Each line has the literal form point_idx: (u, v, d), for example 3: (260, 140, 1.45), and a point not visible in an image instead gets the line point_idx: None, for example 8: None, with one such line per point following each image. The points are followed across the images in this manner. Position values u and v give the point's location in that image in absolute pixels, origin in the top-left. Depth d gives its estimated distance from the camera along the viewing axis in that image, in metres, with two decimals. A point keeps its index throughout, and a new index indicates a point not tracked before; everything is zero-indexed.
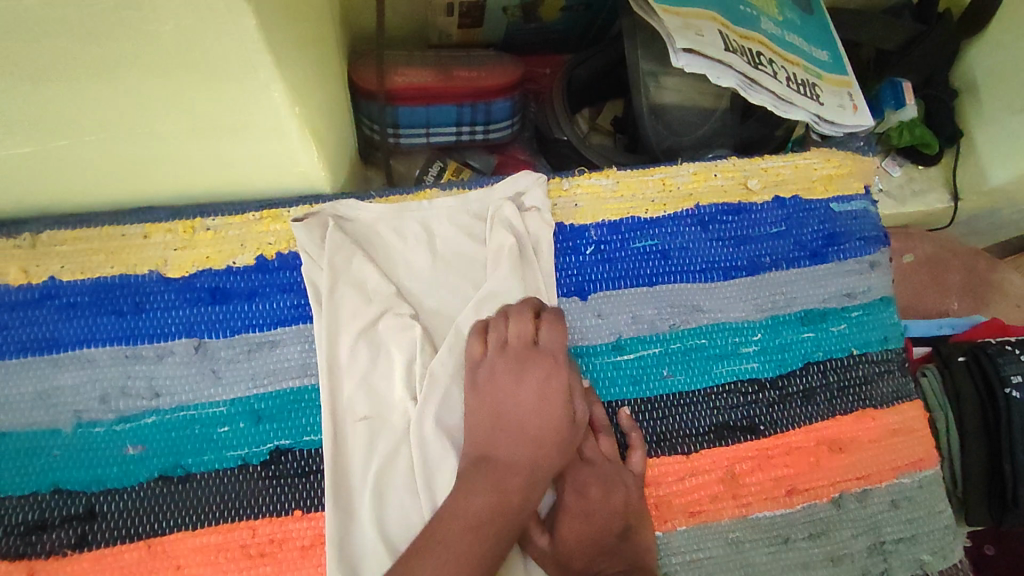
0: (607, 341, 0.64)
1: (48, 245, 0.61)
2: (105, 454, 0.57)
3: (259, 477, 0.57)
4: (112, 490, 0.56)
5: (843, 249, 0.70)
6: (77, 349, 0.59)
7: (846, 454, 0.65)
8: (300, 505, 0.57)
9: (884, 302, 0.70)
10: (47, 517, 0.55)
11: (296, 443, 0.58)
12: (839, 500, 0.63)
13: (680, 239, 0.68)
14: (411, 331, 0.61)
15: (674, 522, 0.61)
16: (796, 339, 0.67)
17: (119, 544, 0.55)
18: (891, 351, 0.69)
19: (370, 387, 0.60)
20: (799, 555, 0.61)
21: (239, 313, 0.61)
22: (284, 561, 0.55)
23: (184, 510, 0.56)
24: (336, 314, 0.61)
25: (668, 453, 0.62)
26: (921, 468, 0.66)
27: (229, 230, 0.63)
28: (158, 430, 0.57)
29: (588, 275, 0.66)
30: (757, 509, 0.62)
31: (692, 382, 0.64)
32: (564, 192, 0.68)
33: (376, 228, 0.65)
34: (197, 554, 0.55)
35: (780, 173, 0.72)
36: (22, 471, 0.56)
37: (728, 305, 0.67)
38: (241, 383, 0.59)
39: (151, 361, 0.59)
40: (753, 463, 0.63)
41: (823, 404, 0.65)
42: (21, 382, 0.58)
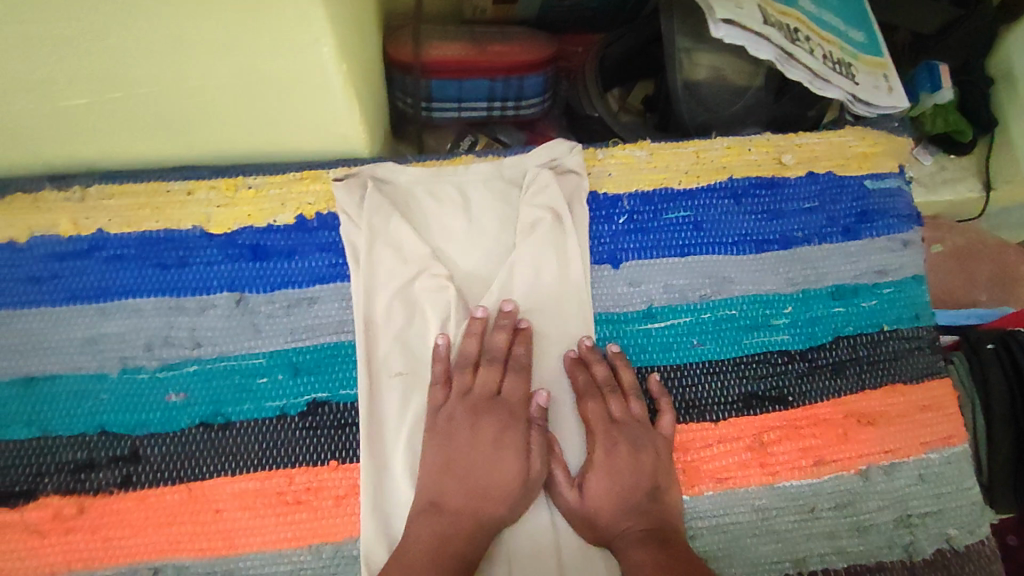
0: (639, 309, 0.64)
1: (97, 200, 0.63)
2: (149, 399, 0.58)
3: (296, 428, 0.58)
4: (155, 433, 0.57)
5: (876, 226, 0.69)
6: (121, 298, 0.61)
7: (875, 428, 0.63)
8: (335, 455, 0.57)
9: (917, 280, 0.68)
10: (94, 457, 0.57)
11: (333, 396, 0.59)
12: (866, 472, 0.61)
13: (713, 212, 0.67)
14: (446, 292, 0.62)
15: (702, 486, 0.60)
16: (826, 314, 0.65)
17: (162, 487, 0.56)
18: (923, 329, 0.67)
19: (404, 343, 0.61)
20: (824, 525, 0.60)
21: (278, 270, 0.62)
22: (320, 509, 0.56)
23: (224, 456, 0.57)
24: (373, 273, 0.62)
25: (697, 420, 0.61)
26: (949, 444, 0.63)
27: (271, 189, 0.64)
28: (198, 378, 0.59)
29: (621, 243, 0.66)
30: (785, 478, 0.60)
31: (723, 351, 0.63)
32: (599, 162, 0.68)
33: (413, 191, 0.66)
34: (236, 500, 0.56)
35: (814, 149, 0.71)
36: (70, 414, 0.58)
37: (759, 278, 0.66)
38: (280, 336, 0.60)
39: (193, 312, 0.61)
40: (782, 432, 0.61)
41: (853, 378, 0.64)
42: (71, 329, 0.60)
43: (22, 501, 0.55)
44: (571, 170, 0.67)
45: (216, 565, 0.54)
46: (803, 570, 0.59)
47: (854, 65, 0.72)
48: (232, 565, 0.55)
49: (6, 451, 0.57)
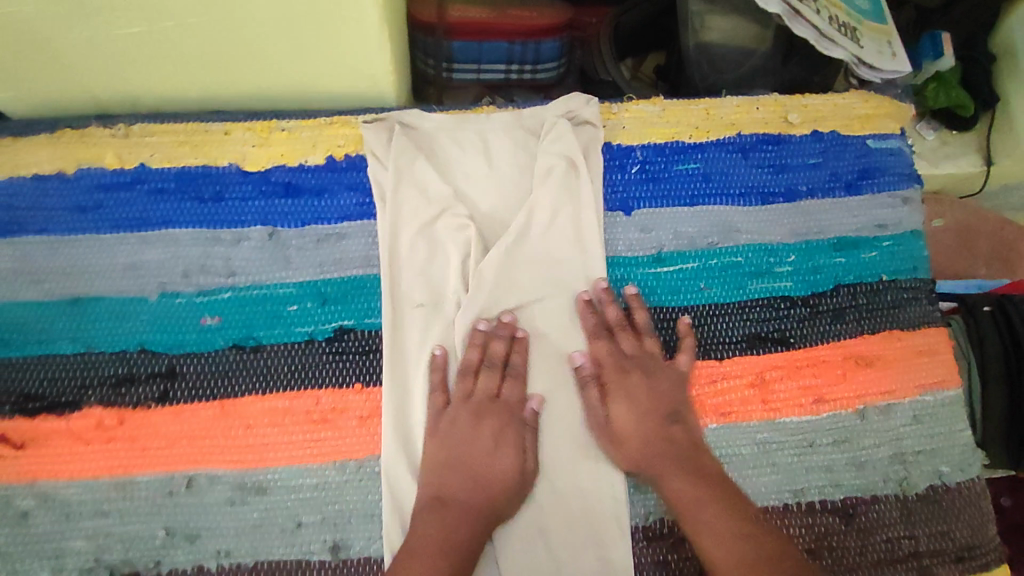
0: (649, 254, 0.65)
1: (140, 136, 0.67)
2: (187, 322, 0.61)
3: (323, 351, 0.60)
4: (191, 353, 0.60)
5: (878, 182, 0.70)
6: (161, 230, 0.64)
7: (873, 368, 0.63)
8: (360, 378, 0.60)
9: (916, 235, 0.69)
10: (135, 372, 0.59)
11: (359, 323, 0.61)
12: (863, 412, 0.61)
13: (720, 164, 0.69)
14: (467, 232, 0.63)
15: (705, 420, 0.60)
16: (827, 263, 0.66)
17: (197, 403, 0.59)
18: (920, 280, 0.67)
19: (426, 278, 0.63)
20: (822, 459, 0.60)
21: (310, 206, 0.65)
22: (343, 429, 0.58)
23: (255, 376, 0.59)
24: (399, 211, 0.64)
25: (702, 357, 0.62)
26: (944, 387, 0.63)
27: (303, 132, 0.68)
28: (233, 303, 0.61)
29: (633, 192, 0.67)
30: (785, 414, 0.61)
31: (726, 295, 0.64)
32: (614, 116, 0.70)
33: (437, 136, 0.68)
34: (266, 416, 0.58)
35: (819, 109, 0.72)
36: (114, 332, 0.61)
37: (764, 228, 0.67)
38: (310, 268, 0.63)
39: (228, 243, 0.63)
40: (782, 371, 0.62)
41: (852, 323, 0.64)
42: (114, 254, 0.63)
43: (68, 411, 0.58)
44: (587, 122, 0.69)
45: (247, 477, 0.57)
46: (801, 501, 0.59)
47: (858, 30, 0.74)
48: (261, 477, 0.57)
49: (52, 363, 0.60)
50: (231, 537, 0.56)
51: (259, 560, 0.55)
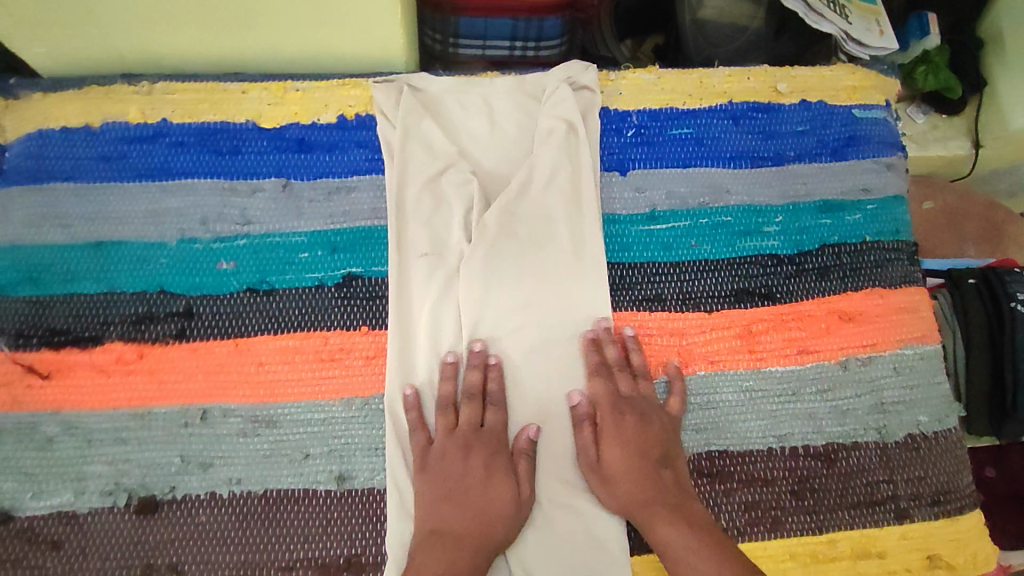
0: (643, 213, 0.68)
1: (162, 94, 0.71)
2: (204, 267, 0.64)
3: (333, 296, 0.63)
4: (208, 295, 0.63)
5: (863, 150, 0.73)
6: (181, 180, 0.67)
7: (855, 323, 0.66)
8: (366, 322, 0.63)
9: (900, 200, 0.71)
10: (153, 311, 0.63)
11: (366, 272, 0.65)
12: (844, 362, 0.65)
13: (712, 130, 0.72)
14: (471, 185, 0.68)
15: (694, 367, 0.64)
16: (814, 225, 0.69)
17: (213, 340, 0.62)
18: (903, 243, 0.70)
19: (429, 227, 0.66)
20: (806, 406, 0.63)
21: (321, 161, 0.69)
22: (350, 367, 0.62)
23: (268, 317, 0.63)
24: (405, 165, 0.68)
25: (690, 311, 0.65)
26: (923, 342, 0.66)
27: (316, 92, 0.71)
28: (247, 251, 0.65)
29: (629, 154, 0.71)
30: (770, 363, 0.64)
31: (717, 253, 0.68)
32: (611, 82, 0.74)
33: (443, 98, 0.73)
34: (278, 354, 0.62)
35: (808, 81, 0.76)
36: (134, 274, 0.64)
37: (754, 190, 0.70)
38: (320, 220, 0.66)
39: (245, 195, 0.67)
40: (769, 324, 0.65)
41: (837, 281, 0.67)
42: (136, 202, 0.66)
43: (92, 345, 0.61)
44: (585, 87, 0.73)
45: (257, 411, 0.60)
46: (784, 446, 0.62)
47: (847, 7, 0.80)
48: (273, 411, 0.60)
49: (77, 301, 0.63)
50: (242, 466, 0.59)
51: (268, 488, 0.58)
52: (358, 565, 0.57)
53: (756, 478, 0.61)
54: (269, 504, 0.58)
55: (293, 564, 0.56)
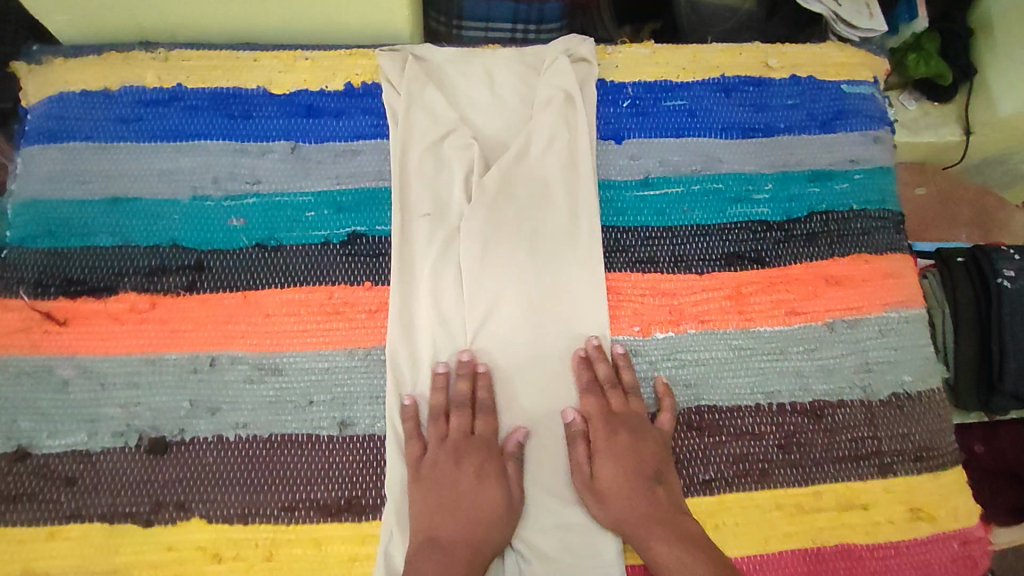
0: (636, 178, 0.70)
1: (177, 60, 0.72)
2: (217, 226, 0.67)
3: (338, 253, 0.66)
4: (218, 250, 0.66)
5: (851, 123, 0.74)
6: (194, 139, 0.69)
7: (841, 287, 0.68)
8: (371, 278, 0.66)
9: (885, 171, 0.73)
10: (166, 264, 0.65)
11: (371, 230, 0.67)
12: (831, 324, 0.67)
13: (705, 102, 0.74)
14: (471, 150, 0.70)
15: (686, 325, 0.66)
16: (802, 192, 0.71)
17: (221, 293, 0.65)
18: (888, 212, 0.71)
19: (433, 189, 0.69)
20: (790, 364, 0.66)
21: (329, 125, 0.70)
22: (354, 321, 0.64)
23: (275, 272, 0.65)
24: (409, 131, 0.70)
25: (682, 272, 0.67)
26: (909, 306, 0.68)
27: (326, 61, 0.73)
28: (259, 208, 0.67)
29: (623, 123, 0.72)
30: (759, 323, 0.66)
31: (708, 218, 0.69)
32: (607, 56, 0.75)
33: (445, 68, 0.74)
34: (283, 306, 0.64)
35: (799, 57, 0.77)
36: (149, 229, 0.67)
37: (745, 159, 0.72)
38: (326, 180, 0.69)
39: (255, 155, 0.69)
40: (758, 286, 0.67)
41: (823, 246, 0.69)
42: (150, 160, 0.69)
43: (105, 295, 0.64)
44: (583, 59, 0.74)
45: (264, 359, 0.63)
46: (772, 402, 0.65)
47: None
48: (278, 359, 0.63)
49: (93, 254, 0.65)
50: (248, 413, 0.62)
51: (272, 435, 0.61)
52: (358, 507, 0.60)
53: (744, 432, 0.64)
54: (271, 450, 0.61)
55: (298, 507, 0.59)
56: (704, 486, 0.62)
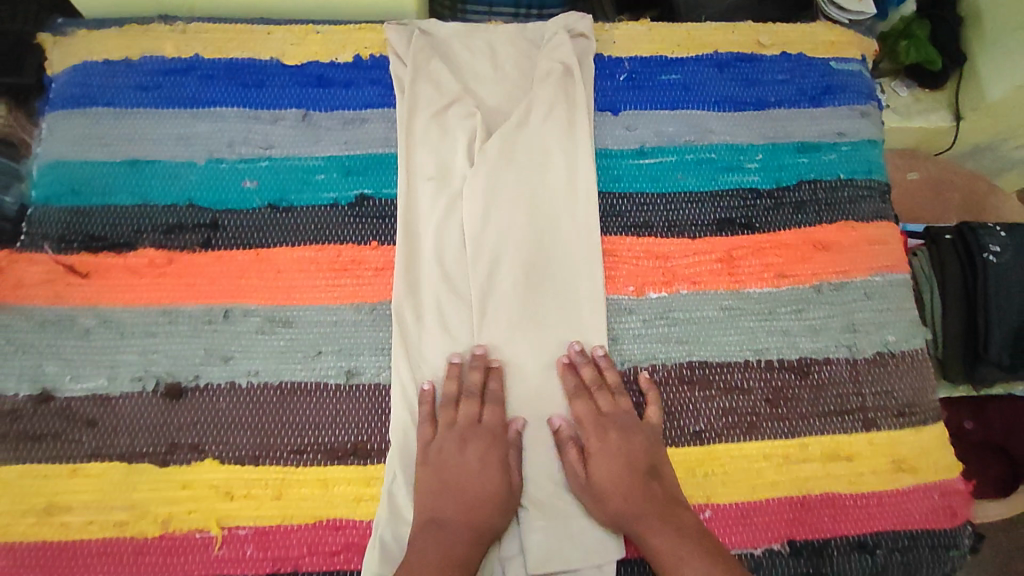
0: (632, 147, 0.71)
1: (195, 33, 0.74)
2: (229, 186, 0.68)
3: (345, 214, 0.67)
4: (232, 210, 0.67)
5: (839, 98, 0.75)
6: (207, 108, 0.70)
7: (828, 252, 0.68)
8: (378, 238, 0.66)
9: (873, 143, 0.74)
10: (183, 221, 0.66)
11: (377, 193, 0.68)
12: (818, 287, 0.67)
13: (698, 77, 0.74)
14: (475, 118, 0.70)
15: (677, 286, 0.66)
16: (793, 163, 0.71)
17: (236, 249, 0.66)
18: (875, 181, 0.72)
19: (436, 152, 0.69)
20: (778, 324, 0.66)
21: (338, 95, 0.72)
22: (362, 279, 0.65)
23: (289, 231, 0.66)
24: (415, 100, 0.71)
25: (674, 235, 0.68)
26: (892, 271, 0.68)
27: (336, 35, 0.74)
28: (269, 170, 0.68)
29: (620, 96, 0.73)
30: (751, 286, 0.67)
31: (699, 185, 0.70)
32: (606, 32, 0.76)
33: (449, 40, 0.75)
34: (295, 264, 0.65)
35: (789, 35, 0.77)
36: (166, 188, 0.68)
37: (734, 131, 0.72)
38: (336, 145, 0.70)
39: (267, 122, 0.70)
40: (747, 250, 0.68)
41: (812, 214, 0.69)
42: (167, 125, 0.70)
43: (127, 249, 0.65)
44: (582, 34, 0.75)
45: (277, 311, 0.64)
46: (761, 359, 0.65)
47: None
48: (287, 312, 0.64)
49: (113, 211, 0.66)
50: (260, 362, 0.62)
51: (284, 381, 0.62)
52: (364, 451, 0.60)
53: (734, 387, 0.64)
54: (285, 396, 0.61)
55: (308, 449, 0.60)
56: (695, 437, 0.62)
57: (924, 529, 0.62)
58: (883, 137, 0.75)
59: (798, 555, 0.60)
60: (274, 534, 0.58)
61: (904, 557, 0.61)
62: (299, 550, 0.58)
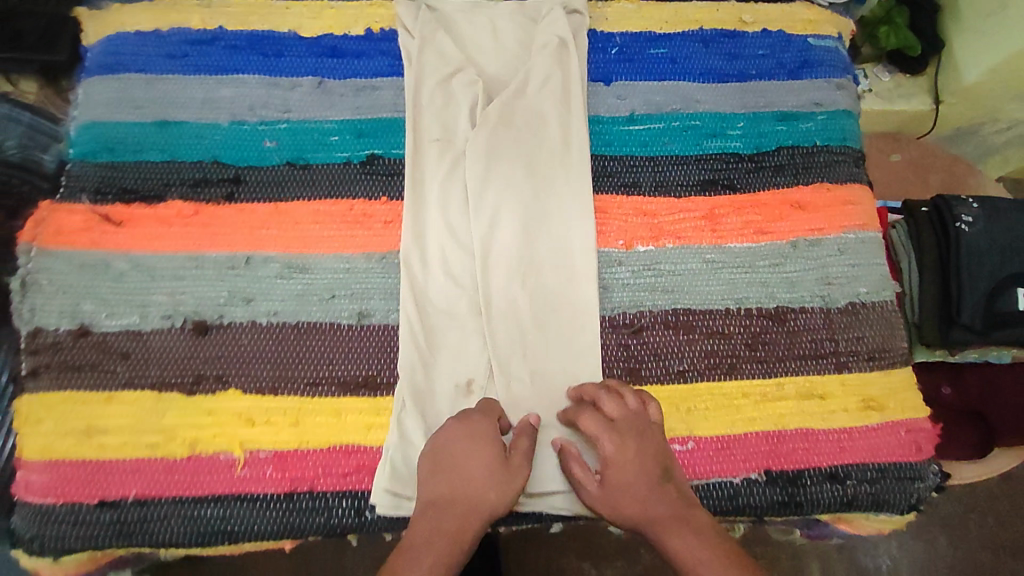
0: (623, 115, 0.66)
1: (219, 6, 0.68)
2: (250, 147, 0.63)
3: (361, 172, 0.62)
4: (251, 168, 0.62)
5: (816, 70, 0.69)
6: (232, 75, 0.66)
7: (805, 212, 0.63)
8: (386, 193, 0.62)
9: (850, 115, 0.68)
10: (205, 177, 0.62)
11: (388, 153, 0.63)
12: (794, 242, 0.62)
13: (682, 51, 0.69)
14: (478, 87, 0.65)
15: (663, 241, 0.62)
16: (771, 130, 0.66)
17: (257, 202, 0.61)
18: (849, 148, 0.66)
19: (441, 116, 0.64)
20: (756, 276, 0.61)
21: (350, 65, 0.67)
22: (371, 232, 0.61)
23: (302, 185, 0.62)
24: (421, 69, 0.66)
25: (657, 195, 0.63)
26: (864, 229, 0.63)
27: (349, 9, 0.69)
28: (288, 132, 0.64)
29: (611, 67, 0.68)
30: (733, 240, 0.62)
31: (685, 150, 0.65)
32: (597, 9, 0.70)
33: (453, 14, 0.69)
34: (312, 216, 0.61)
35: (767, 11, 0.71)
36: (194, 148, 0.63)
37: (718, 102, 0.67)
38: (348, 111, 0.65)
39: (286, 89, 0.65)
40: (731, 206, 0.63)
41: (789, 177, 0.64)
42: (188, 91, 0.65)
43: (156, 203, 0.61)
44: (576, 11, 0.69)
45: (294, 259, 0.60)
46: (739, 307, 0.60)
47: None
48: (305, 258, 0.60)
49: (146, 168, 0.62)
50: (280, 302, 0.59)
51: (301, 321, 0.58)
52: (375, 382, 0.57)
53: (713, 331, 0.59)
54: (298, 335, 0.58)
55: (322, 381, 0.57)
56: (677, 376, 0.58)
57: (892, 462, 0.58)
58: (859, 111, 0.69)
59: (774, 483, 0.56)
60: (293, 456, 0.55)
61: (873, 488, 0.57)
62: (315, 471, 0.55)
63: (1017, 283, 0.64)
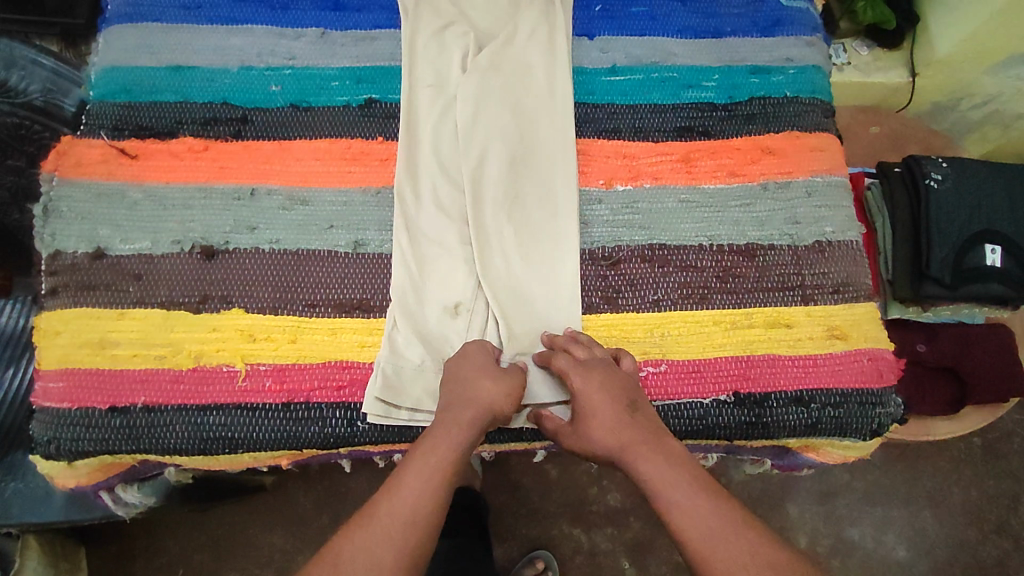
0: (606, 67, 0.80)
1: None
2: (260, 89, 0.77)
3: (359, 115, 0.77)
4: (260, 108, 0.77)
5: (786, 29, 0.84)
6: (241, 25, 0.80)
7: (774, 156, 0.77)
8: (383, 134, 0.76)
9: (817, 69, 0.82)
10: (215, 116, 0.76)
11: (384, 98, 0.78)
12: (764, 184, 0.76)
13: (660, 9, 0.83)
14: (468, 37, 0.79)
15: (642, 180, 0.75)
16: (744, 82, 0.80)
17: (262, 140, 0.75)
18: (819, 100, 0.80)
19: (433, 64, 0.78)
20: (730, 215, 0.74)
21: (352, 17, 0.82)
22: (369, 167, 0.75)
23: (298, 126, 0.76)
24: (417, 19, 0.80)
25: (641, 140, 0.77)
26: (832, 174, 0.77)
27: None
28: (292, 77, 0.78)
29: (593, 23, 0.82)
30: (706, 181, 0.75)
31: (664, 98, 0.79)
32: None
33: None
34: (312, 153, 0.75)
35: None
36: (204, 89, 0.77)
37: (697, 56, 0.81)
38: (348, 59, 0.79)
39: (291, 38, 0.80)
40: (704, 152, 0.77)
41: (761, 125, 0.78)
42: (205, 39, 0.79)
43: (167, 138, 0.75)
44: None
45: (295, 193, 0.73)
46: (713, 244, 0.73)
47: None
48: (304, 192, 0.73)
49: (158, 108, 0.76)
50: (281, 231, 0.72)
51: (300, 248, 0.72)
52: (368, 306, 0.70)
53: (689, 264, 0.73)
54: (299, 259, 0.72)
55: (320, 302, 0.70)
56: (653, 304, 0.71)
57: (853, 388, 0.70)
58: (828, 66, 0.84)
59: (740, 404, 0.69)
60: (290, 370, 0.68)
61: (837, 413, 0.70)
62: (311, 384, 0.68)
63: (982, 241, 0.82)
